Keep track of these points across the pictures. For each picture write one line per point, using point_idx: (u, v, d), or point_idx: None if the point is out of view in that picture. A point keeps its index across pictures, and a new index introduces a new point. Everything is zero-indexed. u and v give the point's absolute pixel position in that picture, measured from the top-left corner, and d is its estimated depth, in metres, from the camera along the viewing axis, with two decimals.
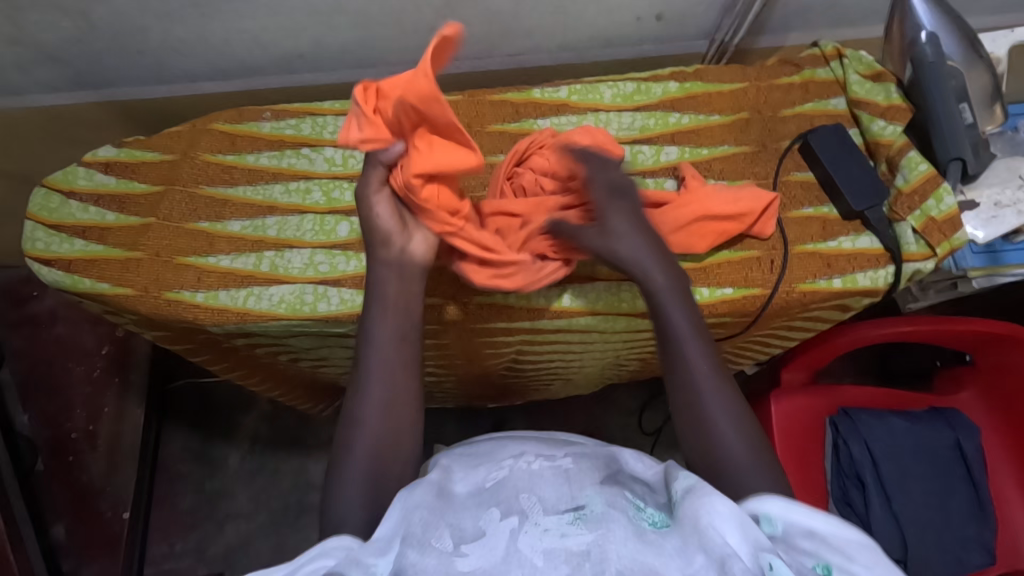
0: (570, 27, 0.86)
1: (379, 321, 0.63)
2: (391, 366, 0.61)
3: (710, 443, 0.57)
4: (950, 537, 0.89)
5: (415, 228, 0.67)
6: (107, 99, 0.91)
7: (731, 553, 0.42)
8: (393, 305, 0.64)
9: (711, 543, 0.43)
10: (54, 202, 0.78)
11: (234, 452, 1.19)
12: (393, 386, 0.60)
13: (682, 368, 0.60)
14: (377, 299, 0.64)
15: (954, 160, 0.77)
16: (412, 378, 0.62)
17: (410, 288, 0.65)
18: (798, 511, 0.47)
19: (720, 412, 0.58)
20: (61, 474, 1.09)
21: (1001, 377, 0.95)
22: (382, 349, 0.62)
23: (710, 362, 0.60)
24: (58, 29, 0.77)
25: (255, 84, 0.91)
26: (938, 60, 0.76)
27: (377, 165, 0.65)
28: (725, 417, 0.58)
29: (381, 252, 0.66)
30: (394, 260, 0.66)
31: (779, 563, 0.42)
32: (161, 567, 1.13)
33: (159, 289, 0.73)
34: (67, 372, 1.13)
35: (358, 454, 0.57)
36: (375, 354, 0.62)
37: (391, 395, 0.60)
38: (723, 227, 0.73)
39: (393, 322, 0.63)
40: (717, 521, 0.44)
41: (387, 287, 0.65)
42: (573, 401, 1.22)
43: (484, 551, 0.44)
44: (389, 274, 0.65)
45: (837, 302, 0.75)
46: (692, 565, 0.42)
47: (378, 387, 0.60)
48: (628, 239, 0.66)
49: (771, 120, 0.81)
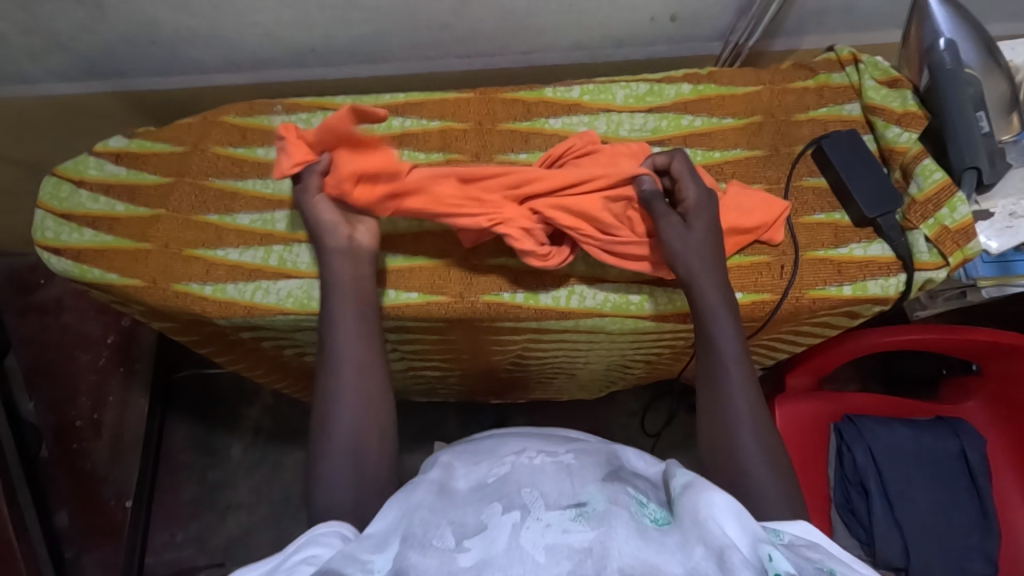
0: (583, 26, 0.86)
1: (338, 307, 0.64)
2: (356, 351, 0.62)
3: (731, 457, 0.59)
4: (954, 546, 0.88)
5: (357, 219, 0.69)
6: (118, 89, 0.91)
7: (730, 544, 0.41)
8: (350, 291, 0.65)
9: (711, 536, 0.42)
10: (64, 191, 0.78)
11: (237, 443, 1.20)
12: (360, 368, 0.62)
13: (721, 384, 0.62)
14: (334, 286, 0.66)
15: (969, 168, 0.75)
16: (378, 357, 0.63)
17: (365, 274, 0.67)
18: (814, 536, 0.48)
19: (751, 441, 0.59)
20: (65, 461, 1.10)
21: (1009, 386, 0.95)
22: (345, 333, 0.63)
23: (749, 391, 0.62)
24: (71, 19, 0.77)
25: (267, 77, 0.91)
26: (956, 66, 0.76)
27: (314, 173, 0.68)
28: (750, 438, 0.59)
29: (329, 240, 0.67)
30: (343, 247, 0.67)
31: (778, 556, 0.42)
32: (162, 556, 1.13)
33: (168, 280, 0.74)
34: (72, 360, 1.13)
35: (337, 454, 0.58)
36: (340, 339, 0.63)
37: (360, 383, 0.61)
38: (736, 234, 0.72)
39: (350, 304, 0.65)
40: (716, 513, 0.44)
41: (342, 274, 0.66)
42: (577, 401, 1.22)
43: (485, 545, 0.44)
44: (343, 262, 0.67)
45: (847, 309, 0.74)
46: (692, 559, 0.41)
47: (349, 370, 0.61)
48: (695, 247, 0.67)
49: (785, 124, 0.81)
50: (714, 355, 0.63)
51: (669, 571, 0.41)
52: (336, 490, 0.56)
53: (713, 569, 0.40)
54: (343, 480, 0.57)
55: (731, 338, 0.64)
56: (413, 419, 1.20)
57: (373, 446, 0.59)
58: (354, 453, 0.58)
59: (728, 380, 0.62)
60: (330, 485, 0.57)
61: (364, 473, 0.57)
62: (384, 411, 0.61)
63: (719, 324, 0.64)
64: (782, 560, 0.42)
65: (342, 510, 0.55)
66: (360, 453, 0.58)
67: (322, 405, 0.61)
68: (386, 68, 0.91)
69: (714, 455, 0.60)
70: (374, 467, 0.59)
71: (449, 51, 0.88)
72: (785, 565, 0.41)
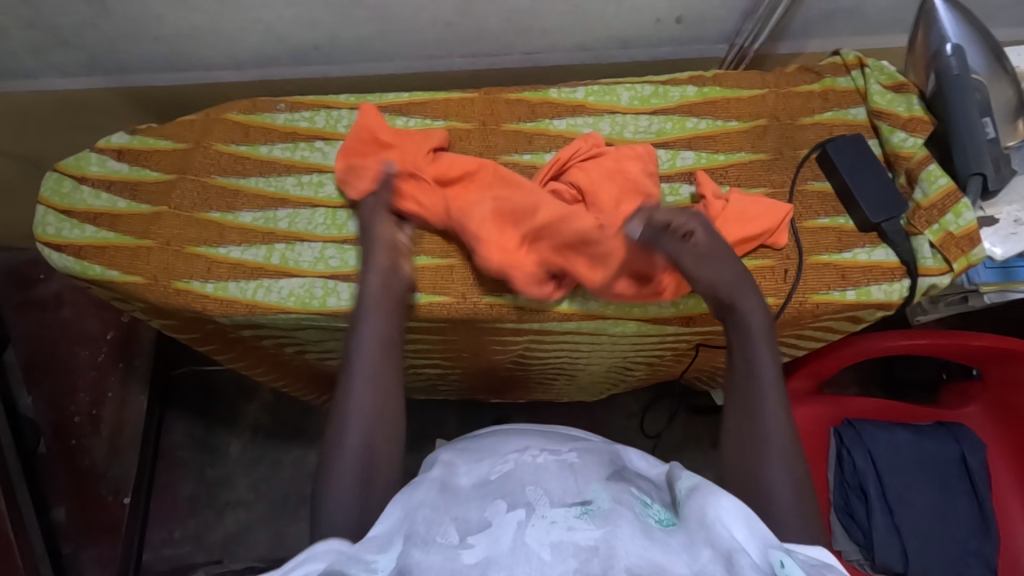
0: (589, 27, 0.85)
1: (368, 328, 0.63)
2: (379, 376, 0.61)
3: (759, 498, 0.55)
4: (953, 551, 0.88)
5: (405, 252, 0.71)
6: (121, 85, 0.91)
7: (739, 549, 0.42)
8: (386, 312, 0.65)
9: (718, 539, 0.42)
10: (66, 187, 0.78)
11: (235, 440, 1.19)
12: (382, 390, 0.60)
13: (756, 420, 0.59)
14: (366, 306, 0.65)
15: (975, 174, 0.75)
16: (399, 385, 0.62)
17: (399, 297, 0.67)
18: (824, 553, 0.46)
19: (784, 485, 0.56)
20: (64, 457, 1.10)
21: (1010, 392, 0.94)
22: (368, 355, 0.62)
23: (787, 427, 0.59)
24: (74, 14, 0.77)
25: (271, 75, 0.91)
26: (963, 72, 0.76)
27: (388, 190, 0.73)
28: (782, 480, 0.56)
29: (379, 259, 0.68)
30: (384, 269, 0.67)
31: (790, 562, 0.41)
32: (160, 552, 1.13)
33: (169, 278, 0.73)
34: (72, 355, 1.13)
35: (346, 475, 0.56)
36: (365, 363, 0.61)
37: (377, 407, 0.59)
38: (746, 238, 0.72)
39: (383, 326, 0.64)
40: (723, 517, 0.44)
41: (376, 296, 0.65)
42: (577, 402, 1.22)
43: (489, 542, 0.44)
44: (379, 280, 0.66)
45: (850, 314, 0.74)
46: (699, 561, 0.41)
47: (367, 396, 0.59)
48: (721, 272, 0.66)
49: (789, 127, 0.81)
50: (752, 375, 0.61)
51: (675, 571, 0.40)
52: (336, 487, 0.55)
53: (721, 569, 0.40)
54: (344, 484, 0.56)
55: (767, 356, 0.62)
56: (412, 418, 1.20)
57: (380, 443, 0.58)
58: (364, 474, 0.56)
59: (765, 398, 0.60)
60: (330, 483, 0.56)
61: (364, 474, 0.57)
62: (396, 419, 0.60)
63: (759, 354, 0.62)
64: (793, 565, 0.41)
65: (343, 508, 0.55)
66: (370, 475, 0.56)
67: (336, 415, 0.59)
68: (391, 67, 0.90)
69: (738, 473, 0.58)
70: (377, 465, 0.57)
71: (454, 51, 0.88)
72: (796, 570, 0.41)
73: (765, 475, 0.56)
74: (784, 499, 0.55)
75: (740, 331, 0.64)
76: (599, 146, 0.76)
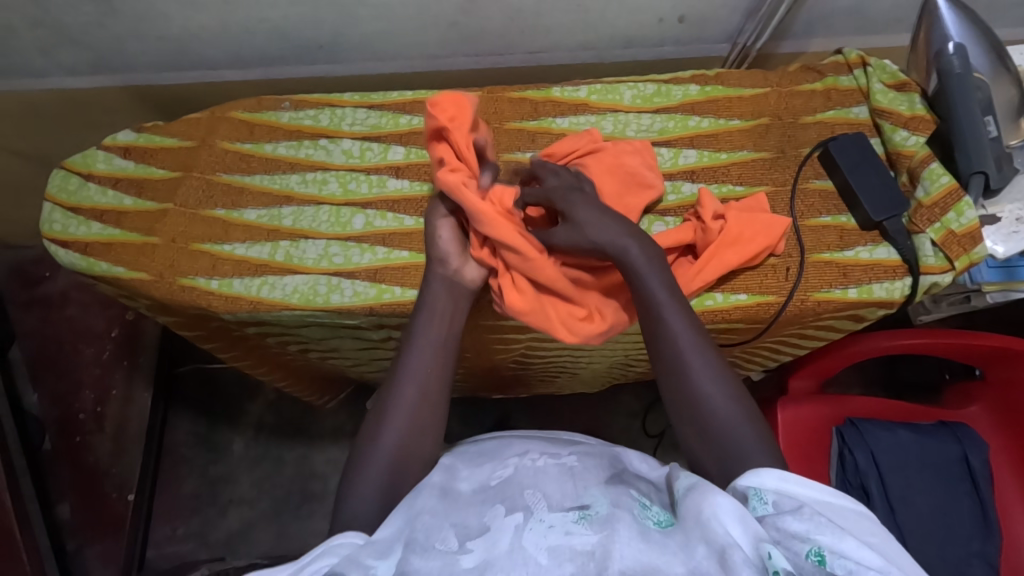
0: (592, 25, 0.86)
1: (424, 333, 0.64)
2: (422, 396, 0.60)
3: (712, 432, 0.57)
4: (955, 551, 0.88)
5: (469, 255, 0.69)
6: (126, 83, 0.91)
7: (732, 544, 0.41)
8: (443, 311, 0.65)
9: (714, 536, 0.42)
10: (73, 184, 0.79)
11: (238, 438, 1.20)
12: (422, 402, 0.60)
13: (674, 350, 0.60)
14: (426, 311, 0.65)
15: (976, 173, 0.75)
16: (439, 405, 0.61)
17: (461, 309, 0.67)
18: (791, 481, 0.47)
19: (726, 404, 0.57)
20: (68, 454, 1.10)
21: (1012, 392, 0.95)
22: (419, 358, 0.62)
23: (699, 338, 0.60)
24: (80, 12, 0.77)
25: (276, 74, 0.91)
26: (966, 72, 0.75)
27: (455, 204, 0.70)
28: (720, 399, 0.58)
29: (438, 269, 0.67)
30: (449, 281, 0.67)
31: (778, 552, 0.41)
32: (163, 549, 1.14)
33: (174, 274, 0.74)
34: (76, 353, 1.14)
35: (368, 488, 0.55)
36: (409, 385, 0.61)
37: (413, 427, 0.59)
38: (756, 240, 0.72)
39: (439, 328, 0.64)
40: (718, 513, 0.43)
41: (438, 300, 0.66)
42: (579, 401, 1.22)
43: (488, 546, 0.45)
44: (441, 285, 0.66)
45: (851, 312, 0.74)
46: (694, 559, 0.42)
47: (405, 417, 0.59)
48: (599, 224, 0.66)
49: (791, 126, 0.81)
50: (653, 307, 0.62)
51: (670, 571, 0.41)
52: (358, 475, 0.56)
53: (714, 568, 0.40)
54: (350, 483, 0.56)
55: (661, 285, 0.63)
56: None
57: (405, 451, 0.58)
58: (387, 486, 0.56)
59: (673, 334, 0.61)
60: (347, 475, 0.57)
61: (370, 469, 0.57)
62: (441, 409, 0.61)
63: (652, 287, 0.63)
64: (781, 558, 0.41)
65: (360, 503, 0.55)
66: (392, 489, 0.56)
67: (371, 428, 0.59)
68: (394, 66, 0.91)
69: (679, 407, 0.59)
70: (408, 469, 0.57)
71: (457, 50, 0.89)
72: (784, 562, 0.40)
73: (702, 397, 0.58)
74: (728, 413, 0.57)
75: (628, 271, 0.64)
76: (600, 145, 0.76)
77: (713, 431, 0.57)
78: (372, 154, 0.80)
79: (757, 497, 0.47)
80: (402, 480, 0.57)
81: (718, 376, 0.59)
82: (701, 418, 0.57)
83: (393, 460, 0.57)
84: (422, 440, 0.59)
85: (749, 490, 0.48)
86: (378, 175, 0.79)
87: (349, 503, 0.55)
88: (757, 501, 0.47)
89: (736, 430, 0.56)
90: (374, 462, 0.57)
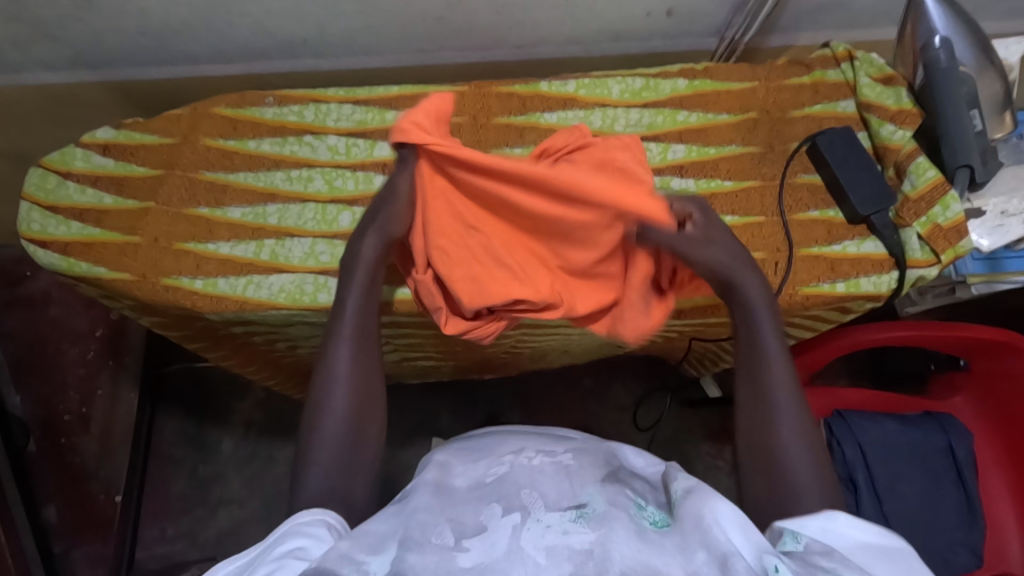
0: (580, 20, 0.85)
1: (332, 362, 0.58)
2: (350, 432, 0.56)
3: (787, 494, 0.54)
4: (940, 540, 0.89)
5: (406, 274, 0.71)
6: (106, 79, 0.89)
7: (733, 552, 0.41)
8: (355, 340, 0.59)
9: (714, 543, 0.42)
10: (51, 183, 0.77)
11: (227, 437, 1.17)
12: (355, 439, 0.56)
13: (763, 389, 0.58)
14: (336, 339, 0.59)
15: (963, 166, 0.76)
16: (374, 439, 0.58)
17: (373, 326, 0.61)
18: (838, 522, 0.48)
19: (802, 465, 0.55)
20: (54, 456, 1.11)
21: (996, 382, 0.96)
22: (339, 391, 0.57)
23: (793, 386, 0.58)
24: (57, 6, 0.76)
25: (258, 68, 0.90)
26: (951, 65, 0.75)
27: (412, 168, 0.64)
28: (800, 457, 0.55)
29: (358, 281, 0.62)
30: (361, 308, 0.61)
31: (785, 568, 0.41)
32: (152, 551, 1.10)
33: (158, 274, 0.73)
34: (60, 354, 1.14)
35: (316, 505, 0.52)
36: (325, 425, 0.56)
37: (351, 459, 0.56)
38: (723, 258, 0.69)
39: (347, 352, 0.59)
40: (721, 519, 0.43)
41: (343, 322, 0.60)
42: (570, 396, 1.22)
43: (485, 547, 0.43)
44: (355, 307, 0.60)
45: (838, 306, 0.75)
46: (693, 563, 0.41)
47: (327, 454, 0.55)
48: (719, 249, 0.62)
49: (779, 120, 0.81)
50: (755, 347, 0.60)
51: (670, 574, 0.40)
52: (312, 436, 0.56)
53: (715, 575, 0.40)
54: (310, 482, 0.54)
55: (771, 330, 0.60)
56: (405, 413, 1.20)
57: (350, 462, 0.55)
58: (345, 505, 0.53)
59: (772, 376, 0.58)
60: (298, 476, 0.55)
61: (346, 471, 0.55)
62: (372, 436, 0.58)
63: (761, 325, 0.61)
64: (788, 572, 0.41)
65: (328, 491, 0.53)
66: (351, 506, 0.54)
67: (302, 462, 0.55)
68: (380, 61, 0.90)
69: (751, 448, 0.57)
70: (366, 439, 0.57)
71: (443, 44, 0.88)
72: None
73: (782, 450, 0.56)
74: (802, 476, 0.54)
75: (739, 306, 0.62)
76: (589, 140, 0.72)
77: (778, 472, 0.55)
78: (358, 151, 0.79)
79: (792, 536, 0.47)
80: (349, 487, 0.54)
81: (803, 435, 0.56)
82: (772, 464, 0.55)
83: (343, 476, 0.54)
84: (351, 480, 0.55)
85: (785, 529, 0.48)
86: (364, 172, 0.78)
87: (306, 492, 0.53)
88: (790, 539, 0.46)
89: (801, 478, 0.54)
90: (311, 490, 0.53)
